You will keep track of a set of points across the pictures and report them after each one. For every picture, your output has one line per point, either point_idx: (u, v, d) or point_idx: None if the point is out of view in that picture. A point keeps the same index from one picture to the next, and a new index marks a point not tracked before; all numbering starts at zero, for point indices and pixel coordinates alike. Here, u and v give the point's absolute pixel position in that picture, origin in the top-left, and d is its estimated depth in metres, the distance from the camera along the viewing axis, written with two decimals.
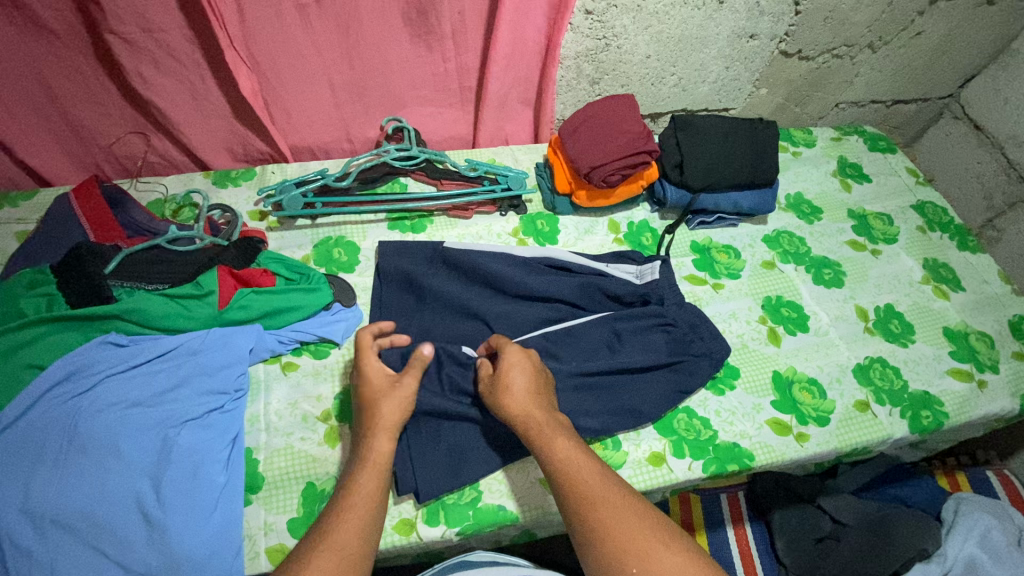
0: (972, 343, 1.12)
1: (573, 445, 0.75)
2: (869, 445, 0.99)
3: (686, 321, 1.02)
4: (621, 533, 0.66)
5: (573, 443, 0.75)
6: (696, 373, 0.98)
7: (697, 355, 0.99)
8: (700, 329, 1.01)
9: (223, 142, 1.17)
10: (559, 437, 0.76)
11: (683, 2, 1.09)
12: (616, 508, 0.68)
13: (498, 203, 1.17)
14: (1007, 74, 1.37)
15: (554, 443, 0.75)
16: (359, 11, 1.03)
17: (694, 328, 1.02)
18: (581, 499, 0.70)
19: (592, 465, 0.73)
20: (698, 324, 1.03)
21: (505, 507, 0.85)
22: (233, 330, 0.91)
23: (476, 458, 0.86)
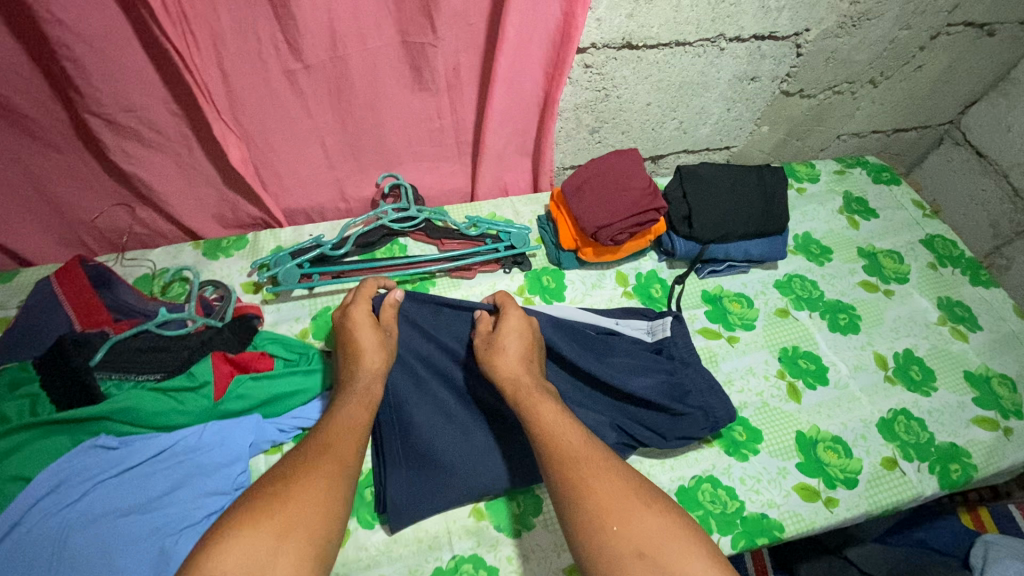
0: (995, 387, 1.09)
1: (562, 415, 0.75)
2: (900, 506, 0.96)
3: (691, 376, 0.97)
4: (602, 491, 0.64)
5: (561, 411, 0.76)
6: (685, 422, 0.92)
7: (693, 406, 0.94)
8: (701, 380, 0.97)
9: (212, 209, 1.13)
10: (546, 403, 0.77)
11: (684, 51, 1.06)
12: (601, 471, 0.67)
13: (502, 261, 1.13)
14: (1008, 101, 1.35)
15: (540, 408, 0.76)
16: (351, 74, 1.00)
17: (697, 379, 0.97)
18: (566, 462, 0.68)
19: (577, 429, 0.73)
20: (704, 377, 0.98)
21: None
22: (230, 422, 0.86)
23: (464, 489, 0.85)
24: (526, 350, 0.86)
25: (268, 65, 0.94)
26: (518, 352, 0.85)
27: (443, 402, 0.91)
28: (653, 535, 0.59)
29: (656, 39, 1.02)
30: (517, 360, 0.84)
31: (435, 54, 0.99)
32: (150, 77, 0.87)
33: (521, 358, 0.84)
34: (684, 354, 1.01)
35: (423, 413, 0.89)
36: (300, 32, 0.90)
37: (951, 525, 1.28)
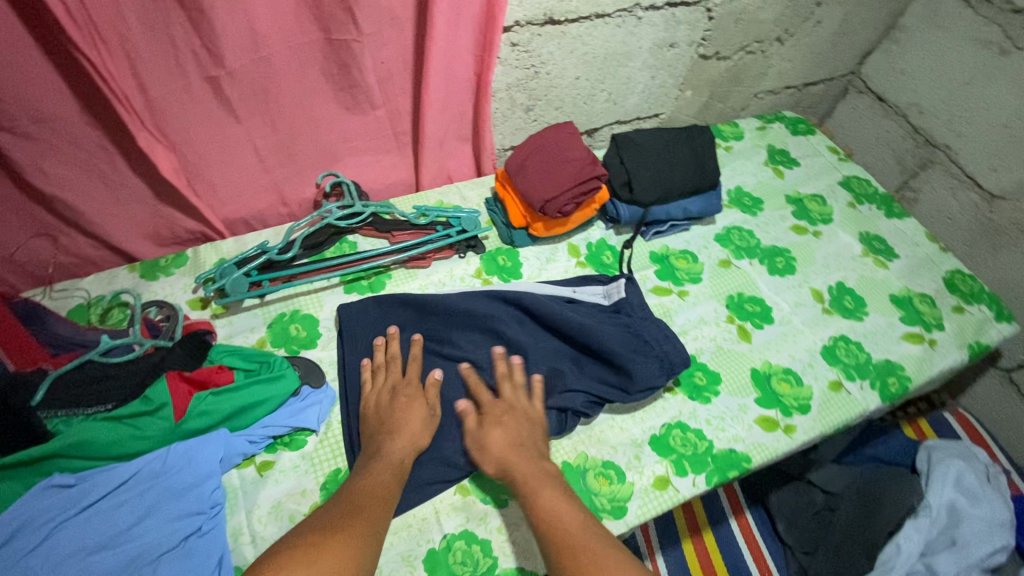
0: (917, 306, 1.20)
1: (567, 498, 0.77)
2: (850, 422, 1.04)
3: (648, 329, 1.01)
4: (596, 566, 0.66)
5: (562, 493, 0.78)
6: (647, 372, 0.95)
7: (649, 356, 0.98)
8: (655, 335, 1.00)
9: (145, 228, 1.07)
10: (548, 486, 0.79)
11: (604, 22, 1.10)
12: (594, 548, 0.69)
13: (455, 246, 1.13)
14: (898, 48, 1.48)
15: (542, 492, 0.78)
16: (276, 71, 0.97)
17: (654, 332, 1.01)
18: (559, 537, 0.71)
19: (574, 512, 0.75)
20: (661, 329, 1.02)
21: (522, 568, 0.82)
22: (196, 441, 0.83)
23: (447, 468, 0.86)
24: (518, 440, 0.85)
25: (187, 71, 0.91)
26: (508, 439, 0.85)
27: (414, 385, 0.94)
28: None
29: (577, 13, 1.05)
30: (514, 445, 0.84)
31: (362, 49, 0.99)
32: (59, 86, 0.83)
33: (513, 444, 0.85)
34: (641, 314, 1.04)
35: None
36: (217, 35, 0.88)
37: (897, 438, 1.40)
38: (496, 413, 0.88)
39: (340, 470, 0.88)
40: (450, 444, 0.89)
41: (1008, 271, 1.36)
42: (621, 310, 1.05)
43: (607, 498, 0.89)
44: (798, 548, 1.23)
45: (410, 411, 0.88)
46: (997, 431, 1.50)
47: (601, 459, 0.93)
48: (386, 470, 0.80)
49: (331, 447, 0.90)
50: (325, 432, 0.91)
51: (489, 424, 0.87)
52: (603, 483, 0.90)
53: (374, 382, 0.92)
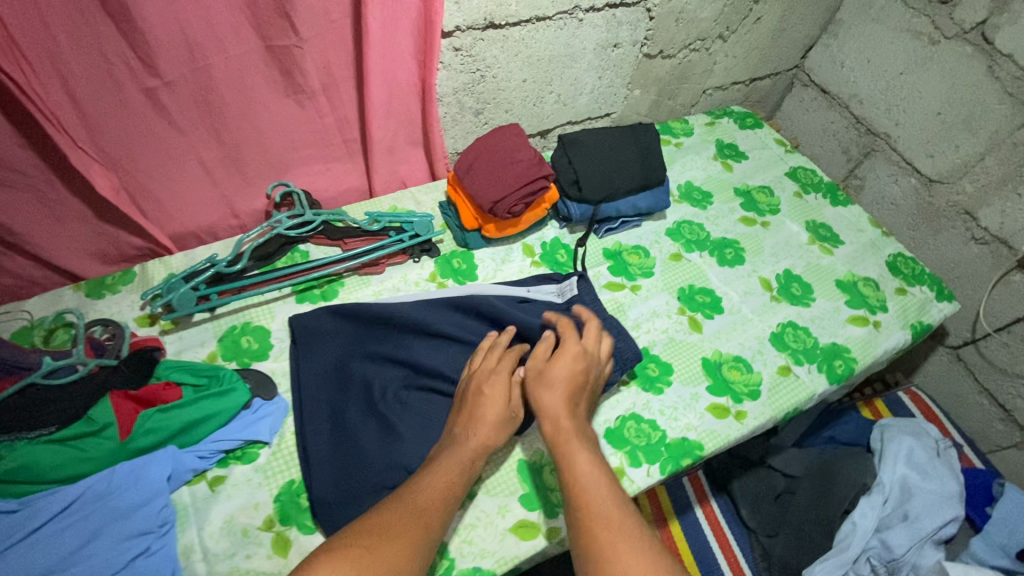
0: (861, 290, 1.24)
1: (595, 466, 0.79)
2: (800, 405, 1.07)
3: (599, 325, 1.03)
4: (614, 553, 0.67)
5: (593, 459, 0.79)
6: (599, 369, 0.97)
7: None
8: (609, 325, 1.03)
9: (90, 246, 1.05)
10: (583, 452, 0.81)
11: (545, 25, 1.12)
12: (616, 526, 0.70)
13: (409, 251, 1.14)
14: (837, 41, 1.53)
15: (576, 457, 0.80)
16: (217, 82, 0.97)
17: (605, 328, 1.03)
18: (585, 507, 0.73)
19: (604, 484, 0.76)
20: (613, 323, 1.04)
21: (480, 567, 0.82)
22: (143, 460, 0.82)
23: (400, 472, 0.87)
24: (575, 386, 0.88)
25: (123, 85, 0.90)
26: (567, 384, 0.87)
27: (369, 393, 0.94)
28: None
29: (517, 17, 1.06)
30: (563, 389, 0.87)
31: (303, 55, 0.99)
32: None
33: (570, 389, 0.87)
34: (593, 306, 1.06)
35: (351, 407, 0.93)
36: (151, 47, 0.87)
37: (853, 419, 1.44)
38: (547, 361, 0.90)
39: (294, 481, 0.88)
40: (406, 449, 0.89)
41: (949, 252, 1.42)
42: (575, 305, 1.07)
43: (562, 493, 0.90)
44: (761, 531, 1.27)
45: (496, 398, 0.89)
46: (949, 407, 1.55)
47: (556, 455, 0.94)
48: (455, 467, 0.82)
49: (285, 459, 0.90)
50: (278, 444, 0.91)
51: (552, 361, 0.90)
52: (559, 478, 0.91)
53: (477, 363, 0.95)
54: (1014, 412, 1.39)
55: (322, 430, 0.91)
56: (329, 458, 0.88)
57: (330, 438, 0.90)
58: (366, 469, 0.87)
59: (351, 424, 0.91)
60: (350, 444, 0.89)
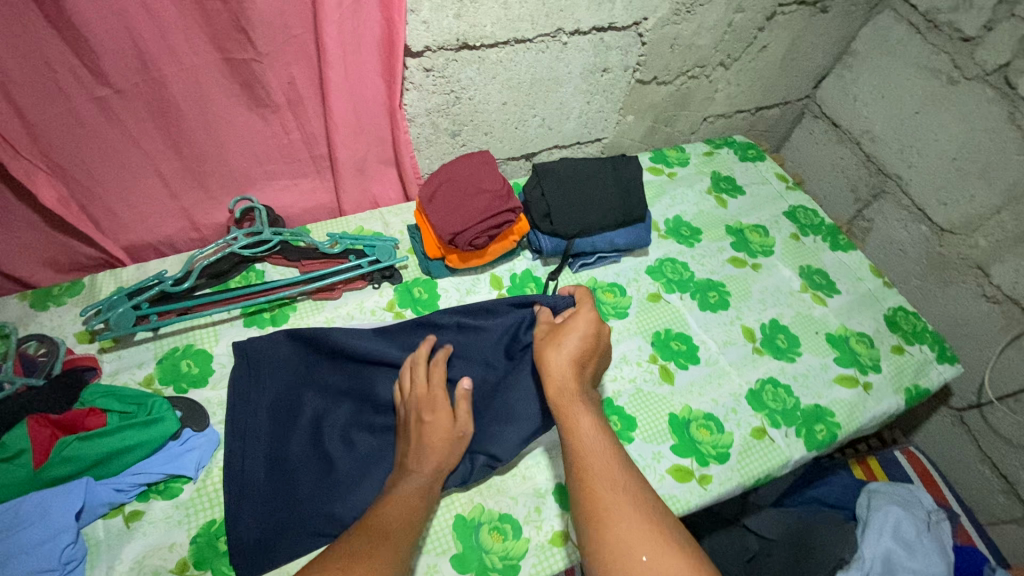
0: (853, 346, 1.15)
1: (599, 431, 0.77)
2: (772, 472, 0.98)
3: None
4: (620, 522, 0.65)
5: (596, 422, 0.78)
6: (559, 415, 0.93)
7: None
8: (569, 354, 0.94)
9: (42, 254, 1.03)
10: (587, 417, 0.78)
11: (526, 47, 1.05)
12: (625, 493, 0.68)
13: (368, 277, 1.09)
14: (851, 73, 1.43)
15: (580, 420, 0.78)
16: (174, 94, 0.92)
17: None
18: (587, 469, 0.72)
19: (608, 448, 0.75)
20: None
21: None
22: (54, 491, 0.78)
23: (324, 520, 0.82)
24: (582, 358, 0.85)
25: (70, 94, 0.86)
26: (572, 357, 0.84)
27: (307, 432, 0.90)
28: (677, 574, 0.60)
29: (493, 38, 1.01)
30: (569, 362, 0.84)
31: (262, 70, 0.94)
32: None
33: (574, 362, 0.84)
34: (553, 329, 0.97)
35: (286, 446, 0.88)
36: (98, 57, 0.83)
37: (841, 479, 1.35)
38: (559, 332, 0.88)
39: (215, 522, 0.83)
40: (337, 492, 0.85)
41: (957, 307, 1.32)
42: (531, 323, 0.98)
43: (498, 556, 0.84)
44: None
45: (438, 428, 0.84)
46: (948, 471, 1.44)
47: (498, 512, 0.88)
48: (414, 492, 0.78)
49: (209, 496, 0.85)
50: (204, 480, 0.86)
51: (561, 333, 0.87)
52: (495, 538, 0.85)
53: (404, 391, 0.90)
54: (1017, 485, 1.28)
55: (249, 470, 0.85)
56: (252, 503, 0.83)
57: (262, 476, 0.85)
58: (292, 514, 0.83)
59: (282, 466, 0.86)
60: (278, 487, 0.85)
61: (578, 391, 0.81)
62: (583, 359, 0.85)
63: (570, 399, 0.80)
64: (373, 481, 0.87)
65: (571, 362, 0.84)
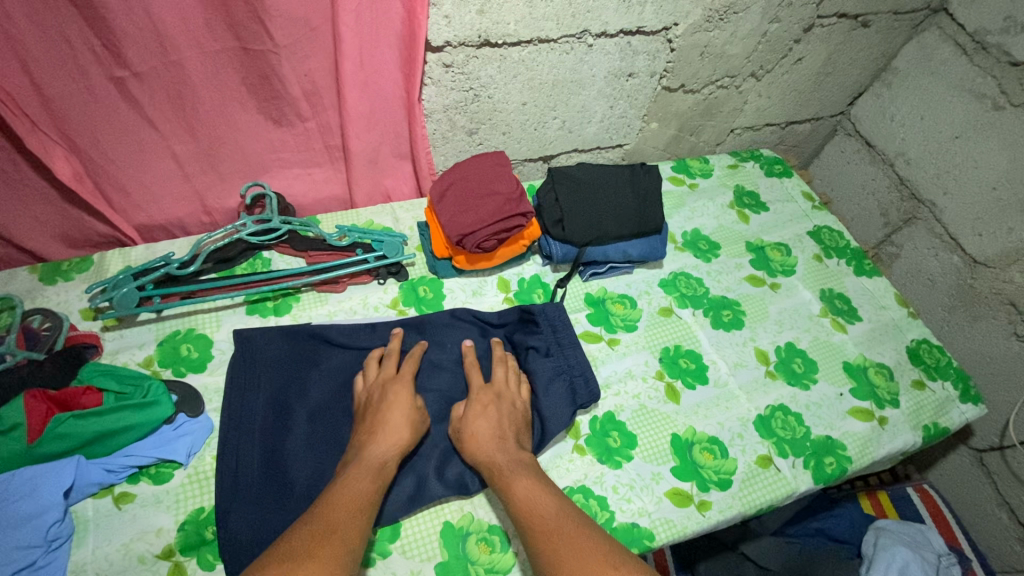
0: (871, 377, 1.10)
1: (538, 487, 0.79)
2: (776, 503, 0.94)
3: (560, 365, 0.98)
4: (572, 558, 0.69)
5: (534, 483, 0.79)
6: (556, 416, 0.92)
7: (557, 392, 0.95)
8: (578, 370, 0.97)
9: (54, 228, 1.03)
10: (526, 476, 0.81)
11: (549, 47, 1.02)
12: (572, 537, 0.71)
13: (374, 272, 1.07)
14: (890, 91, 1.38)
15: (515, 485, 0.79)
16: (192, 79, 0.92)
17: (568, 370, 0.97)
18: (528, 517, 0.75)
19: (551, 497, 0.78)
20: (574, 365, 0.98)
21: None
22: (46, 468, 0.78)
23: None
24: (501, 428, 0.86)
25: (89, 73, 0.86)
26: (491, 430, 0.86)
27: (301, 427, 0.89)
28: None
29: (516, 37, 0.98)
30: (484, 438, 0.85)
31: (279, 62, 0.93)
32: None
33: (492, 430, 0.86)
34: (554, 344, 1.00)
35: (281, 439, 0.87)
36: (117, 37, 0.82)
37: (848, 513, 1.30)
38: (478, 402, 0.89)
39: (203, 510, 0.82)
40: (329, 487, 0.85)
41: (985, 344, 1.25)
42: (539, 349, 0.99)
43: (484, 568, 0.82)
44: None
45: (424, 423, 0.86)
46: (962, 513, 1.38)
47: (487, 522, 0.86)
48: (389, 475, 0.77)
49: (199, 483, 0.84)
50: (195, 467, 0.86)
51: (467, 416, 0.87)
52: (483, 550, 0.83)
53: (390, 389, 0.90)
54: None
55: (240, 459, 0.84)
56: (241, 493, 0.82)
57: (254, 466, 0.84)
58: (278, 508, 0.82)
59: (273, 459, 0.85)
60: (269, 479, 0.84)
61: (506, 458, 0.82)
62: (503, 429, 0.87)
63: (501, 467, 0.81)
64: None
65: (492, 437, 0.85)
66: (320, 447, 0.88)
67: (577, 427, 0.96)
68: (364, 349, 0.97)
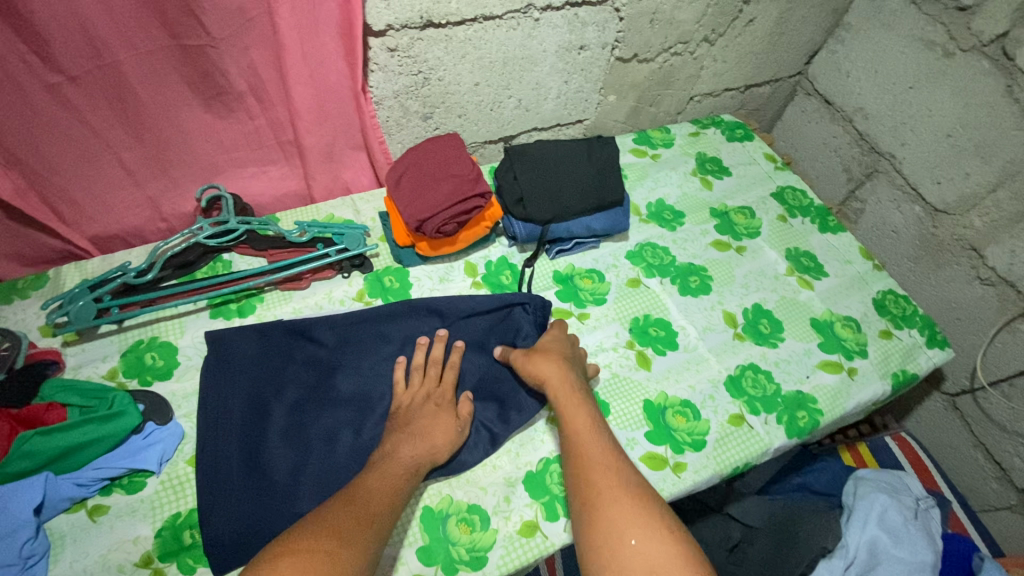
0: (838, 331, 1.12)
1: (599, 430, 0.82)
2: (751, 461, 0.96)
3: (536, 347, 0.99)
4: (610, 501, 0.72)
5: (593, 421, 0.83)
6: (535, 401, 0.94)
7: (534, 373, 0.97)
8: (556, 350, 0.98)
9: (5, 247, 1.01)
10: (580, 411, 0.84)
11: (495, 24, 1.01)
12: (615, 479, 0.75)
13: (338, 266, 1.06)
14: (844, 47, 1.38)
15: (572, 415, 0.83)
16: (131, 81, 0.90)
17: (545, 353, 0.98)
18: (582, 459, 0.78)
19: (603, 439, 0.81)
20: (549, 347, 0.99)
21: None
22: (13, 487, 0.77)
23: (290, 515, 0.82)
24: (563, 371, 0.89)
25: (21, 82, 0.83)
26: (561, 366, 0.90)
27: (274, 426, 0.88)
28: (663, 562, 0.65)
29: (459, 15, 0.97)
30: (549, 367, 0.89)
31: (220, 55, 0.91)
32: None
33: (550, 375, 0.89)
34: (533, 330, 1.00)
35: (255, 441, 0.87)
36: (46, 43, 0.80)
37: (829, 466, 1.32)
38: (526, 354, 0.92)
39: (181, 514, 0.82)
40: (309, 481, 0.85)
41: (951, 290, 1.28)
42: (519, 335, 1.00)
43: (466, 548, 0.82)
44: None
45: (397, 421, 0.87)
46: (940, 457, 1.42)
47: (466, 503, 0.86)
48: (402, 472, 0.79)
49: (174, 489, 0.84)
50: (168, 473, 0.85)
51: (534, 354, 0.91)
52: (463, 530, 0.84)
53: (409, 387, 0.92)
54: (1010, 471, 1.26)
55: (218, 461, 0.84)
56: (222, 495, 0.82)
57: (234, 467, 0.84)
58: (258, 505, 0.82)
59: (251, 459, 0.85)
60: (248, 477, 0.84)
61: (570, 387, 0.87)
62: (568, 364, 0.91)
63: (568, 396, 0.86)
64: (339, 474, 0.86)
65: (558, 364, 0.89)
66: (297, 443, 0.88)
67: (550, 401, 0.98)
68: (334, 342, 0.97)
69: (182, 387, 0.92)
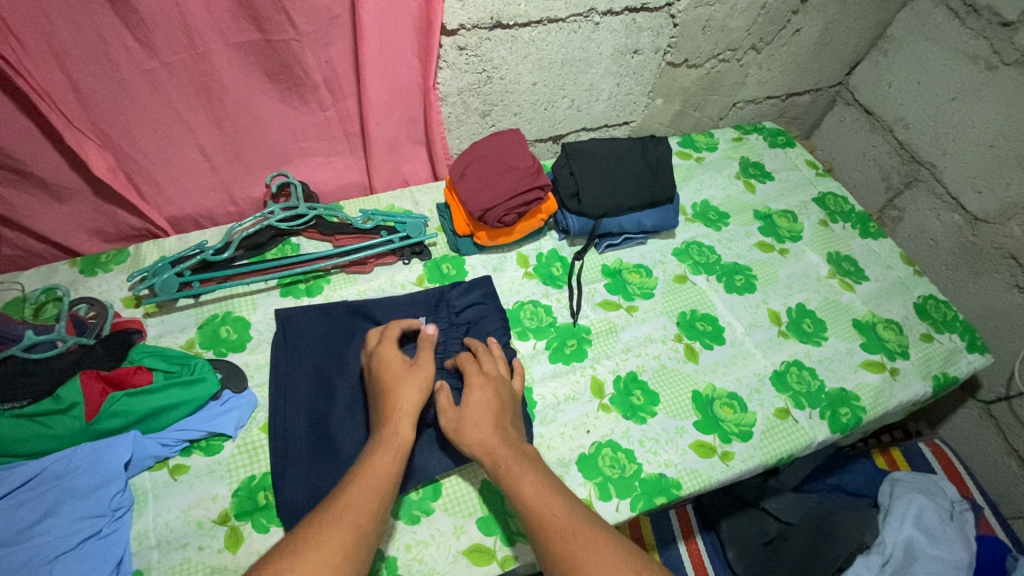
0: (881, 332, 1.15)
1: (543, 483, 0.73)
2: (795, 453, 0.98)
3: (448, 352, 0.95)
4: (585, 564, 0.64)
5: (542, 478, 0.73)
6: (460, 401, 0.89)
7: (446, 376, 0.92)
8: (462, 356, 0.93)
9: (90, 223, 1.08)
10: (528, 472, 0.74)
11: (558, 27, 1.06)
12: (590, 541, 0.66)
13: (399, 252, 1.11)
14: (886, 59, 1.41)
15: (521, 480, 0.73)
16: (218, 71, 0.95)
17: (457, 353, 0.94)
18: (554, 534, 0.67)
19: (560, 498, 0.71)
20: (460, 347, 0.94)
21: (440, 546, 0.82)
22: (105, 443, 0.83)
23: None
24: (497, 412, 0.81)
25: (121, 68, 0.89)
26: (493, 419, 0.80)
27: (340, 399, 0.93)
28: None
29: (527, 17, 1.02)
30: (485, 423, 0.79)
31: (301, 49, 0.96)
32: None
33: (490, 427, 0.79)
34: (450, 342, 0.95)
35: (324, 412, 0.91)
36: (147, 32, 0.86)
37: (863, 468, 1.34)
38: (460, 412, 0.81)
39: (255, 477, 0.87)
40: None
41: (989, 298, 1.30)
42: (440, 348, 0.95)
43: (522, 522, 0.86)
44: None
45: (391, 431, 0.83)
46: (974, 465, 1.43)
47: None
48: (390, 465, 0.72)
49: (248, 453, 0.89)
50: (243, 438, 0.90)
51: (465, 407, 0.81)
52: None
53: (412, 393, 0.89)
54: None
55: (290, 429, 0.89)
56: (295, 460, 0.86)
57: (305, 435, 0.89)
58: (327, 471, 0.87)
59: (322, 429, 0.90)
60: (318, 445, 0.88)
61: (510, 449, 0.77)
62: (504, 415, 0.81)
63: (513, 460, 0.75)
64: None
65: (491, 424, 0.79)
66: (362, 416, 0.92)
67: (601, 387, 1.00)
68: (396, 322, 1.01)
69: (254, 359, 0.98)
